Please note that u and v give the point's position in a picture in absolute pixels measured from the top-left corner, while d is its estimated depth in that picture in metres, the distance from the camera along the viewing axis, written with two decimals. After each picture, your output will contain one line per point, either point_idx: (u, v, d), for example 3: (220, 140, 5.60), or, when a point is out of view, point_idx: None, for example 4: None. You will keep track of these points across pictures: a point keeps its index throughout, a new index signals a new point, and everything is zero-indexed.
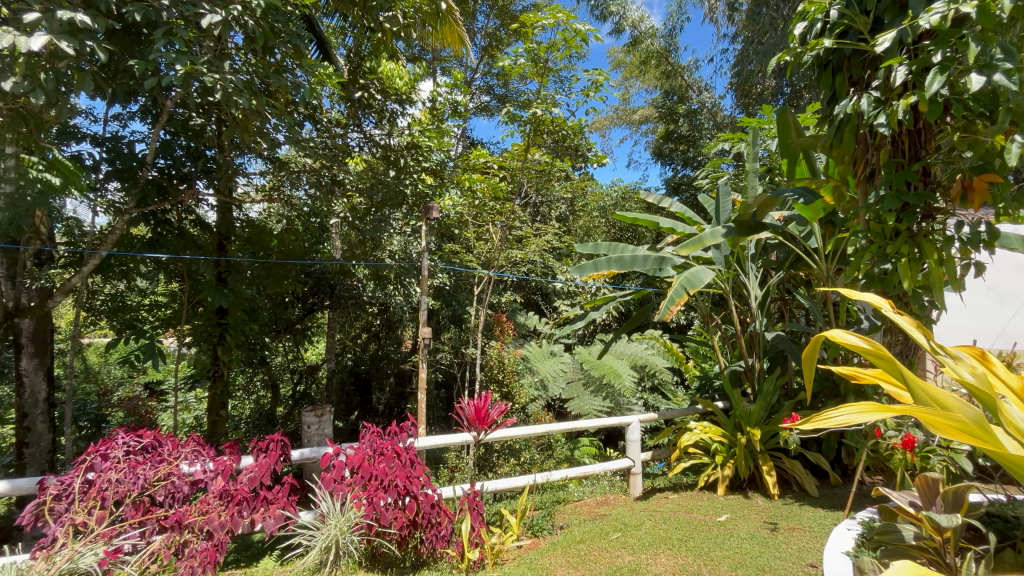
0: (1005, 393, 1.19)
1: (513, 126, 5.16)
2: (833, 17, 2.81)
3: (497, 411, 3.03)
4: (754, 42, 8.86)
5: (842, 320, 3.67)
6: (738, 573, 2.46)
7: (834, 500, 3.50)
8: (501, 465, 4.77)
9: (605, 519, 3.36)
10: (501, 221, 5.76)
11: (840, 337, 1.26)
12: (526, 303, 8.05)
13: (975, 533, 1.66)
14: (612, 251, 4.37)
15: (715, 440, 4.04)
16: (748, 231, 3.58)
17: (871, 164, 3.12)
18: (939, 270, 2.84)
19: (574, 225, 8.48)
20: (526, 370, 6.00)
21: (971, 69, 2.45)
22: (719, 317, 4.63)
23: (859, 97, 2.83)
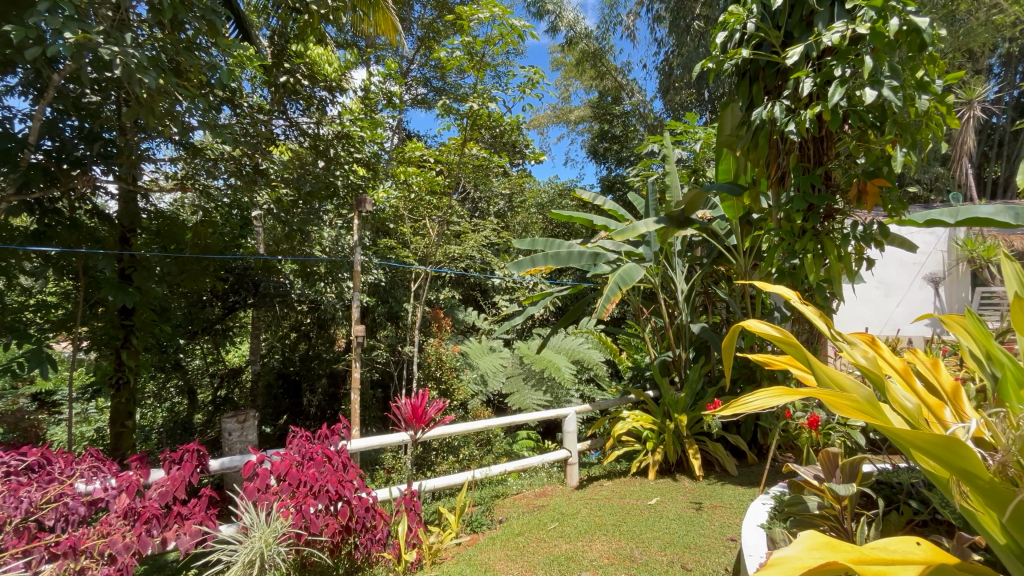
0: (891, 374, 1.32)
1: (450, 119, 5.08)
2: (751, 30, 3.00)
3: (435, 408, 2.97)
4: (681, 49, 9.36)
5: (758, 312, 3.97)
6: (667, 552, 2.59)
7: (750, 477, 3.79)
8: (439, 463, 4.72)
9: (542, 510, 3.42)
10: (438, 216, 5.67)
11: (754, 327, 1.34)
12: (465, 299, 8.02)
13: (866, 500, 1.85)
14: (549, 247, 4.44)
15: (646, 427, 4.24)
16: (677, 227, 3.75)
17: (782, 168, 3.39)
18: (838, 265, 3.14)
19: (512, 221, 8.54)
20: (465, 366, 5.96)
21: (865, 84, 2.72)
22: (649, 310, 4.85)
23: (773, 105, 3.06)
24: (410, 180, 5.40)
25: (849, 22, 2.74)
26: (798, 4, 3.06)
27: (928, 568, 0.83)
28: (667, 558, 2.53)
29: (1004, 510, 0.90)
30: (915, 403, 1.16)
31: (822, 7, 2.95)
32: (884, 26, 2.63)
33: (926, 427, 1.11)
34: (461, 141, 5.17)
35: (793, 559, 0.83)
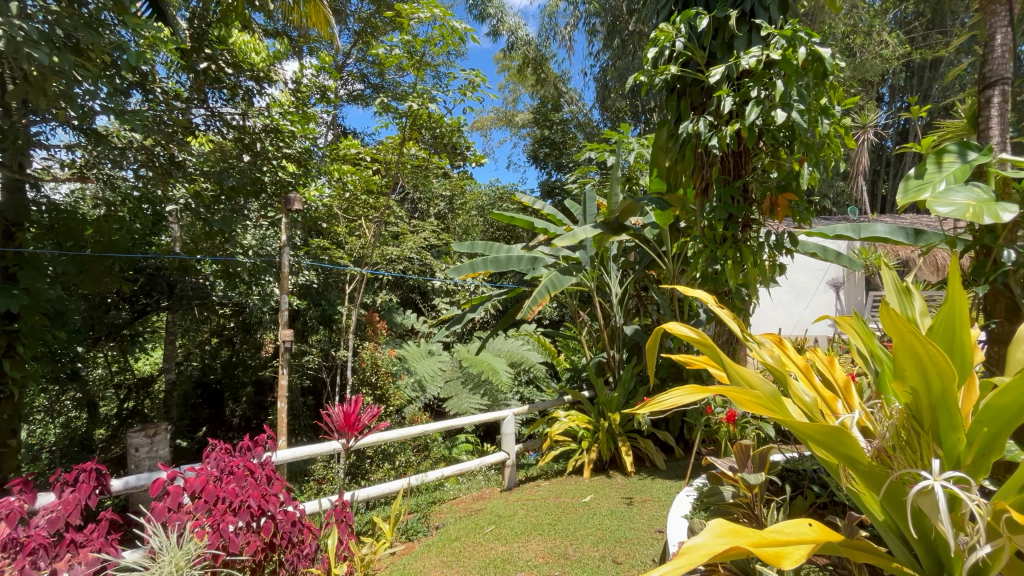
0: (795, 371, 1.45)
1: (388, 117, 4.97)
2: (678, 48, 3.19)
3: (368, 415, 2.87)
4: (616, 63, 9.78)
5: (684, 314, 4.20)
6: (599, 547, 2.67)
7: (676, 471, 3.99)
8: (374, 471, 4.58)
9: (480, 513, 3.42)
10: (375, 217, 5.51)
11: (674, 330, 1.43)
12: (403, 301, 7.87)
13: (775, 486, 2.01)
14: (489, 250, 4.45)
15: (581, 427, 4.36)
16: (612, 233, 3.93)
17: (706, 179, 3.58)
18: (754, 270, 3.40)
19: (452, 223, 8.49)
20: (402, 371, 5.82)
21: (776, 106, 2.98)
22: (585, 313, 4.99)
23: (698, 120, 3.27)
24: (346, 178, 5.35)
25: (764, 48, 2.99)
26: (721, 27, 3.30)
27: (818, 545, 0.92)
28: (599, 553, 2.60)
29: (878, 489, 1.02)
30: (812, 397, 1.28)
31: (741, 32, 3.20)
32: (792, 54, 2.91)
33: (821, 419, 1.22)
34: (400, 141, 5.07)
35: (702, 546, 0.89)
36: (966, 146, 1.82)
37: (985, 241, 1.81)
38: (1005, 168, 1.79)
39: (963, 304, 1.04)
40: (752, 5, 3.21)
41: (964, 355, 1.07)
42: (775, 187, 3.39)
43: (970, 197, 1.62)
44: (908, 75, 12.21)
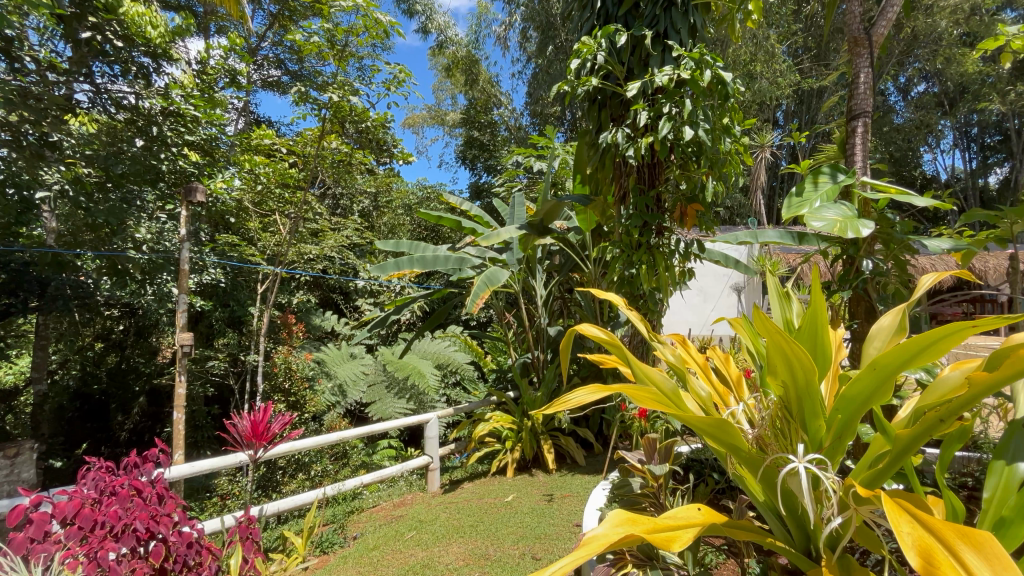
0: (694, 368, 1.57)
1: (307, 108, 4.71)
2: (599, 61, 3.35)
3: (280, 423, 2.68)
4: (544, 70, 10.08)
5: (603, 316, 4.40)
6: (519, 544, 2.72)
7: (595, 466, 4.17)
8: (286, 483, 4.32)
9: (401, 519, 3.34)
10: (291, 212, 5.21)
11: (585, 331, 1.49)
12: (323, 301, 7.60)
13: (680, 476, 2.16)
14: (414, 250, 4.37)
15: (505, 427, 4.41)
16: (537, 235, 4.02)
17: (624, 188, 3.78)
18: (666, 275, 3.63)
19: (377, 221, 8.31)
20: (320, 376, 5.55)
21: (684, 123, 3.22)
22: (511, 314, 5.06)
23: (616, 131, 3.45)
24: (258, 171, 4.99)
25: (675, 68, 3.23)
26: (638, 45, 3.49)
27: (704, 528, 1.00)
28: (519, 551, 2.65)
29: (755, 473, 1.13)
30: (707, 391, 1.39)
31: (656, 51, 3.41)
32: (699, 76, 3.17)
33: (714, 412, 1.33)
34: (320, 134, 4.84)
35: (600, 537, 0.93)
36: (836, 169, 2.08)
37: (849, 252, 2.08)
38: (865, 190, 2.08)
39: (823, 307, 1.18)
40: (666, 27, 3.44)
41: (825, 352, 1.22)
42: (684, 198, 3.65)
43: (838, 214, 1.87)
44: (798, 103, 13.76)
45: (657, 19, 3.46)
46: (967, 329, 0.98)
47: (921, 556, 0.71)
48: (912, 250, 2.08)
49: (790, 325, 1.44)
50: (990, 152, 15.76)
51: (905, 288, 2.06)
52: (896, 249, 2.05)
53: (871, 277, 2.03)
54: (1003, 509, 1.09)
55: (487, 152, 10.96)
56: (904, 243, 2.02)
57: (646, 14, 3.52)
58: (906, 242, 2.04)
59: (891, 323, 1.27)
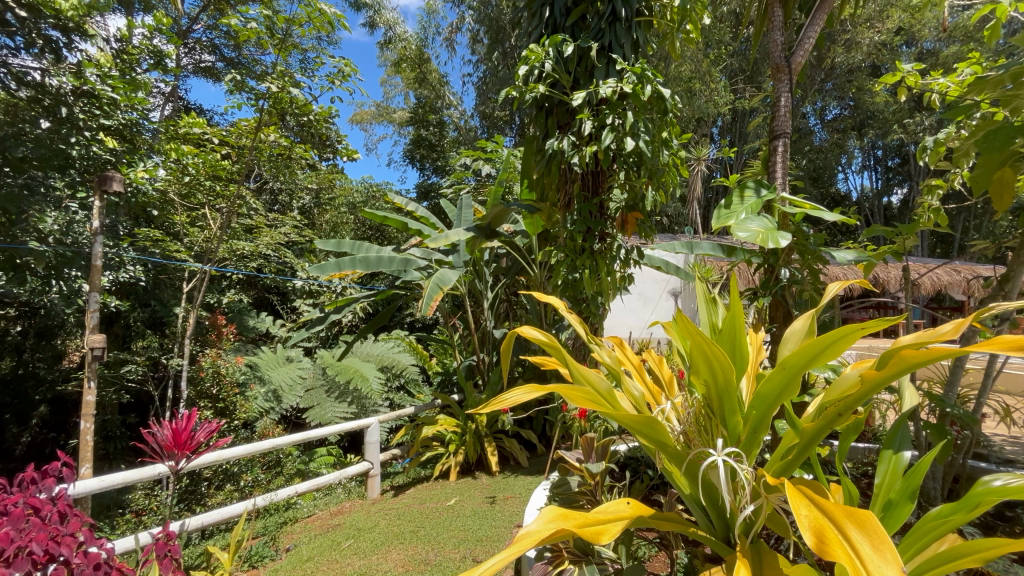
0: (629, 369, 1.64)
1: (242, 98, 4.47)
2: (546, 70, 3.42)
3: (205, 432, 2.51)
4: (492, 73, 10.16)
5: (548, 319, 4.47)
6: (460, 548, 2.71)
7: (538, 467, 4.23)
8: (212, 495, 4.04)
9: (338, 529, 3.23)
10: (223, 206, 4.91)
11: (526, 333, 1.51)
12: (258, 302, 7.43)
13: (616, 474, 2.24)
14: (356, 250, 4.23)
15: (449, 430, 4.37)
16: (484, 239, 4.01)
17: (568, 194, 3.87)
18: (607, 280, 3.75)
19: (319, 219, 8.18)
20: (253, 381, 5.26)
21: (626, 134, 3.36)
22: (457, 317, 5.03)
23: (562, 139, 3.54)
24: (184, 161, 4.65)
25: (618, 81, 3.36)
26: (584, 56, 3.60)
27: (632, 520, 1.05)
28: (460, 554, 2.64)
29: (680, 466, 1.20)
30: (640, 391, 1.45)
31: (600, 63, 3.54)
32: (641, 90, 3.31)
33: (645, 410, 1.40)
34: (257, 126, 4.61)
35: (533, 533, 0.96)
36: (759, 185, 2.25)
37: (770, 261, 2.25)
38: (784, 205, 2.26)
39: (740, 311, 1.28)
40: (610, 40, 3.56)
41: (743, 354, 1.32)
42: (625, 206, 3.79)
43: (760, 225, 2.02)
44: (731, 120, 14.71)
45: (602, 31, 3.58)
46: (858, 331, 1.09)
47: (814, 534, 0.79)
48: (824, 261, 2.27)
49: (714, 329, 1.54)
50: (892, 174, 17.59)
51: (818, 294, 2.25)
52: (810, 259, 2.24)
53: (788, 284, 2.21)
54: (890, 493, 1.22)
55: (435, 152, 10.88)
56: (817, 254, 2.22)
57: (592, 26, 3.63)
58: (819, 253, 2.23)
59: (803, 327, 1.38)
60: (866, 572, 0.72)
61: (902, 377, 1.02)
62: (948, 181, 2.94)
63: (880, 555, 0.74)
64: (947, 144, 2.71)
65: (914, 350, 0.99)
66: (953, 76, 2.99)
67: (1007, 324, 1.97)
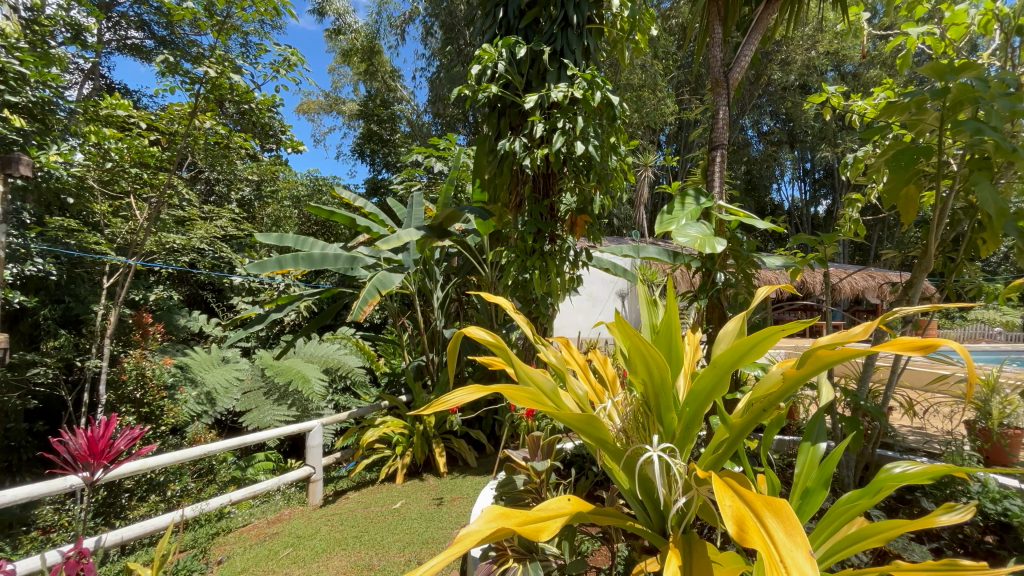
0: (575, 368, 1.68)
1: (175, 81, 4.17)
2: (499, 71, 3.43)
3: (128, 439, 2.31)
4: (446, 70, 10.10)
5: (497, 319, 4.48)
6: (405, 551, 2.67)
7: (486, 467, 4.23)
8: (135, 507, 3.74)
9: (275, 537, 3.08)
10: (152, 196, 4.58)
11: (472, 334, 1.50)
12: (190, 299, 7.02)
13: (562, 473, 2.28)
14: (300, 246, 4.07)
15: (396, 432, 4.28)
16: (435, 238, 3.96)
17: (520, 196, 3.90)
18: (557, 281, 3.80)
19: (260, 212, 7.81)
20: (183, 384, 4.98)
21: (576, 138, 3.42)
22: (406, 317, 4.94)
23: (514, 140, 3.56)
24: (106, 145, 4.28)
25: (570, 86, 3.42)
26: (536, 59, 3.65)
27: (571, 516, 1.08)
28: (405, 557, 2.61)
29: (618, 462, 1.24)
30: (584, 390, 1.49)
31: (552, 67, 3.60)
32: (591, 95, 3.38)
33: (588, 409, 1.43)
34: (190, 112, 4.32)
35: (473, 532, 0.96)
36: (699, 193, 2.36)
37: (707, 265, 2.37)
38: (720, 212, 2.38)
39: (676, 314, 1.33)
40: (562, 45, 3.62)
41: (678, 354, 1.38)
42: (575, 209, 3.87)
43: (698, 231, 2.13)
44: (676, 129, 15.38)
45: (555, 36, 3.63)
46: (781, 332, 1.17)
47: (735, 523, 0.84)
48: (756, 266, 2.42)
49: (654, 330, 1.60)
50: (819, 186, 18.98)
51: (750, 298, 2.39)
52: (744, 264, 2.38)
53: (723, 288, 2.35)
54: (807, 481, 1.32)
55: (386, 147, 10.64)
56: (750, 259, 2.36)
57: (545, 31, 3.68)
58: (751, 259, 2.38)
59: (735, 329, 1.46)
60: (779, 556, 0.77)
61: (819, 374, 1.10)
62: (865, 195, 3.21)
63: (792, 540, 0.79)
64: (865, 161, 2.96)
65: (830, 350, 1.07)
66: (869, 99, 3.28)
67: (910, 326, 2.18)
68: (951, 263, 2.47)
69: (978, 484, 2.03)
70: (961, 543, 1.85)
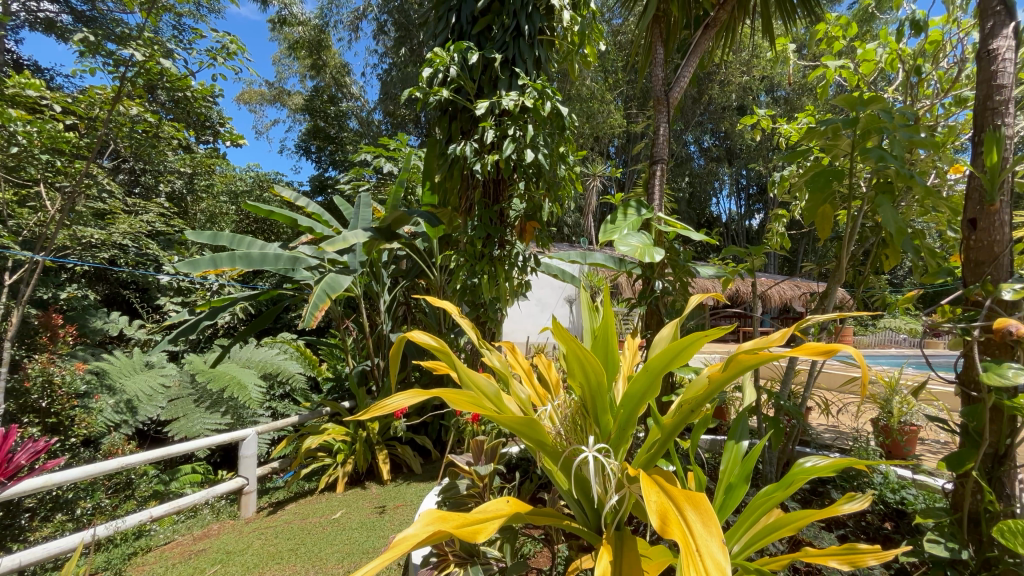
0: (518, 373, 1.71)
1: (97, 62, 3.86)
2: (451, 75, 3.43)
3: (29, 454, 2.09)
4: (398, 70, 9.96)
5: (445, 323, 4.46)
6: (344, 562, 2.59)
7: (431, 473, 4.17)
8: (36, 529, 3.38)
9: (201, 554, 2.89)
10: (67, 185, 4.20)
11: (415, 338, 1.49)
12: (108, 299, 6.48)
13: (506, 477, 2.30)
14: (236, 244, 3.85)
15: (337, 439, 4.12)
16: (383, 240, 3.88)
17: (470, 201, 3.92)
18: (505, 286, 3.83)
19: (192, 207, 7.34)
20: (98, 391, 4.58)
21: (525, 146, 3.48)
22: (351, 321, 4.81)
23: (465, 145, 3.57)
24: (11, 128, 3.89)
25: (521, 95, 3.47)
26: (488, 66, 3.68)
27: (508, 518, 1.09)
28: (343, 569, 2.53)
29: (556, 463, 1.28)
30: (526, 394, 1.51)
31: (503, 75, 3.64)
32: (541, 105, 3.46)
33: (530, 412, 1.46)
34: (114, 96, 4.01)
35: (409, 537, 0.96)
36: (640, 204, 2.47)
37: (647, 273, 2.49)
38: (660, 224, 2.50)
39: (613, 320, 1.39)
40: (514, 54, 3.67)
41: (614, 359, 1.44)
42: (524, 215, 3.91)
43: (639, 241, 2.23)
44: (623, 142, 15.97)
45: (507, 45, 3.68)
46: (707, 338, 1.24)
47: (659, 517, 0.89)
48: (692, 276, 2.56)
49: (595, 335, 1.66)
50: (753, 201, 20.30)
51: (686, 306, 2.53)
52: (681, 272, 2.51)
53: (661, 295, 2.49)
54: (730, 477, 1.42)
55: (333, 144, 10.34)
56: (686, 268, 2.50)
57: (497, 38, 3.73)
58: (687, 268, 2.52)
59: (669, 334, 1.54)
60: (695, 546, 0.83)
61: (742, 377, 1.18)
62: (790, 211, 3.48)
63: (708, 530, 0.85)
64: (790, 179, 3.21)
65: (751, 354, 1.15)
66: (793, 123, 3.57)
67: (824, 333, 2.38)
68: (860, 276, 2.72)
69: (881, 477, 2.24)
70: (863, 529, 2.04)
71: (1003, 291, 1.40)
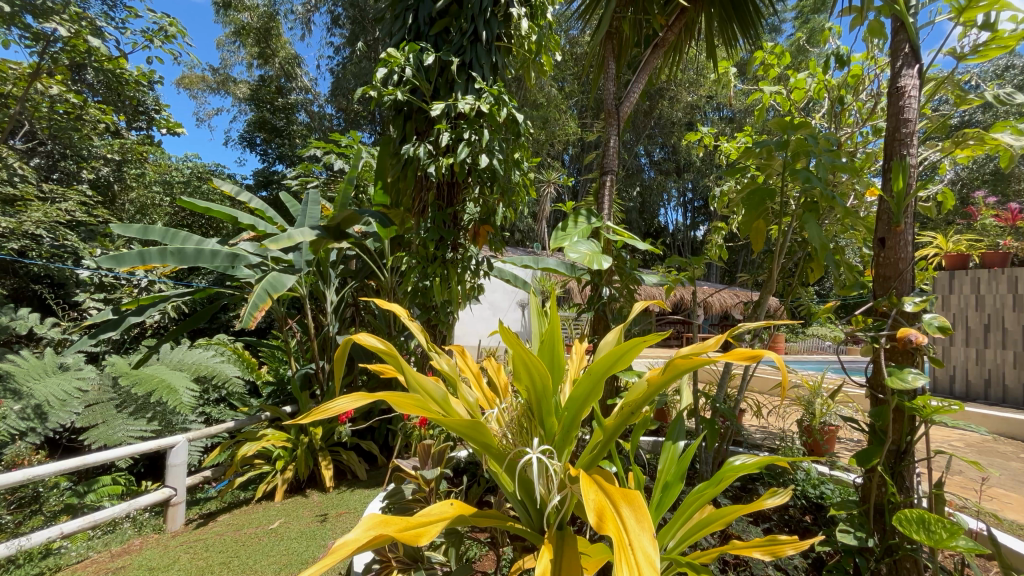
0: (466, 376, 1.71)
1: (11, 35, 3.55)
2: (406, 75, 3.40)
3: None
4: (353, 64, 9.71)
5: (395, 326, 4.37)
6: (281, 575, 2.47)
7: (376, 479, 4.07)
8: None
9: (119, 572, 2.67)
10: None
11: (363, 340, 1.46)
12: (15, 295, 5.88)
13: (453, 481, 2.28)
14: (169, 239, 3.61)
15: (277, 446, 3.93)
16: (331, 239, 3.76)
17: (423, 202, 3.88)
18: (457, 289, 3.81)
19: (119, 197, 6.80)
20: (2, 395, 4.13)
21: (480, 150, 3.50)
22: (294, 322, 4.62)
23: (419, 146, 3.55)
24: None
25: (478, 99, 3.48)
26: (445, 68, 3.67)
27: (451, 520, 1.10)
28: None
29: (501, 465, 1.29)
30: (474, 398, 1.52)
31: (460, 78, 3.65)
32: (497, 111, 3.49)
33: (477, 416, 1.47)
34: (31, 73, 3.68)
35: (349, 542, 0.94)
36: (590, 213, 2.54)
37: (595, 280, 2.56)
38: (609, 233, 2.58)
39: (559, 325, 1.42)
40: (471, 58, 3.67)
41: (560, 363, 1.47)
42: (478, 219, 3.91)
43: (588, 248, 2.29)
44: (577, 150, 16.35)
45: (464, 48, 3.69)
46: (647, 343, 1.29)
47: (596, 514, 0.93)
48: (637, 283, 2.65)
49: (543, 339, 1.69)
50: (698, 213, 21.32)
51: (631, 312, 2.62)
52: (627, 280, 2.60)
53: (608, 302, 2.56)
54: (667, 475, 1.49)
55: (281, 137, 9.90)
56: (632, 276, 2.58)
57: (454, 41, 3.73)
58: (634, 276, 2.61)
59: (613, 339, 1.59)
60: (629, 542, 0.87)
61: (678, 380, 1.24)
62: (729, 224, 3.69)
63: (642, 526, 0.90)
64: (729, 195, 3.41)
65: (687, 358, 1.22)
66: (733, 142, 3.80)
67: (757, 340, 2.54)
68: (790, 287, 2.92)
69: (803, 473, 2.41)
70: (786, 522, 2.20)
71: (907, 303, 1.55)
